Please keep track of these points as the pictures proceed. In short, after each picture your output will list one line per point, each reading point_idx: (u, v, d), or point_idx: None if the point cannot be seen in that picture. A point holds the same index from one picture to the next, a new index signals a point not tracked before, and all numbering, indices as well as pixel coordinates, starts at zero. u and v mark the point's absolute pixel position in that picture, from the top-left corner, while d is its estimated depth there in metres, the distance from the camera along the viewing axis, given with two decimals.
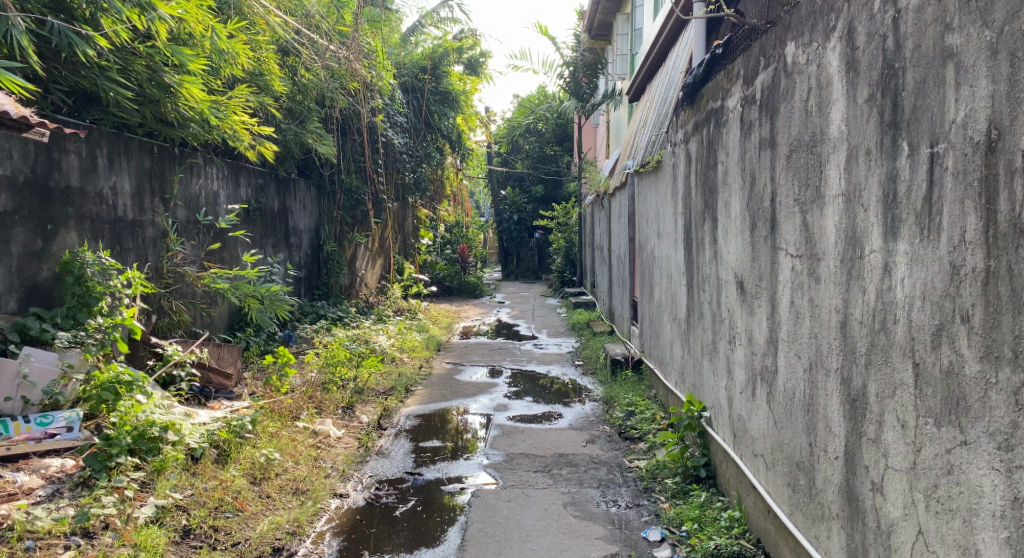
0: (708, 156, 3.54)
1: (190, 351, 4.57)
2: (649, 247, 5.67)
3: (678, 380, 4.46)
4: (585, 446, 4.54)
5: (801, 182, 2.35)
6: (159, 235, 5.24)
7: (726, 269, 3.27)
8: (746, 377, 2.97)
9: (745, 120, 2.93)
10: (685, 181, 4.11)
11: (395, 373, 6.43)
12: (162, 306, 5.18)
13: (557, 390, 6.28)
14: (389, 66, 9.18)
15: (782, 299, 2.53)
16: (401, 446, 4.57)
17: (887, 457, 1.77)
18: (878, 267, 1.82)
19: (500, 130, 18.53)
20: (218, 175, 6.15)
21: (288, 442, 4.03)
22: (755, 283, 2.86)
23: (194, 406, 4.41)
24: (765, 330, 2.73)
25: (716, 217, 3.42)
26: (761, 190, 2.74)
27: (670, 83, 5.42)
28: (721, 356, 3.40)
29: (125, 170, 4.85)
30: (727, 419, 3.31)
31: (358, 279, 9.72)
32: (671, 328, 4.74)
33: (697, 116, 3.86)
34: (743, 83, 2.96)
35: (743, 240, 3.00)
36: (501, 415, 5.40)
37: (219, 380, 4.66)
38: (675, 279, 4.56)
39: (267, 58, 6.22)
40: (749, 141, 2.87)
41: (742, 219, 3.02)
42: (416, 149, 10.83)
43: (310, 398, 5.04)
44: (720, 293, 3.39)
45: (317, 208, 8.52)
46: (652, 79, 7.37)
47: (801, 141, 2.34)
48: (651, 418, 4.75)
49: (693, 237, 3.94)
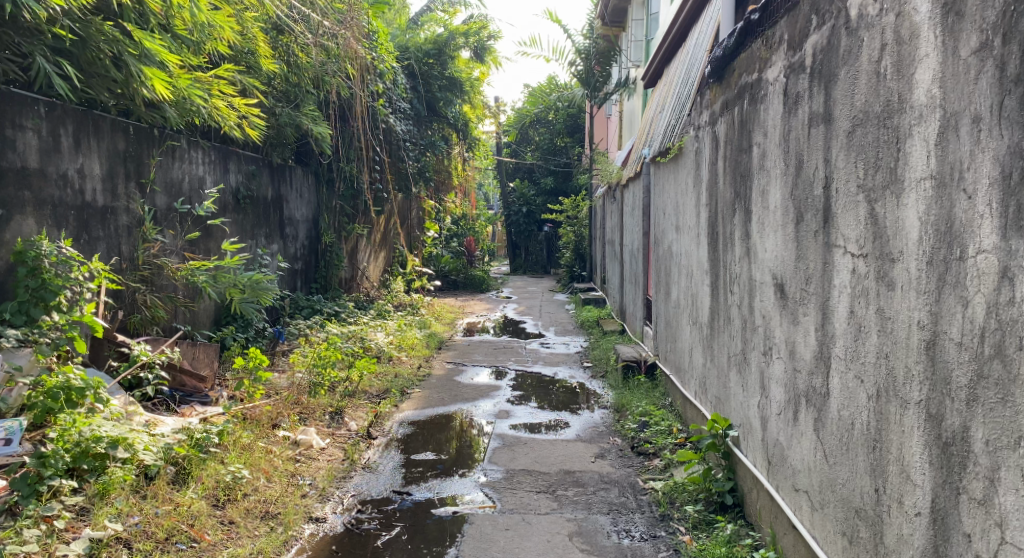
0: (741, 138, 3.09)
1: (160, 351, 4.15)
2: (666, 242, 5.22)
3: (699, 390, 4.02)
4: (593, 462, 4.10)
5: (867, 162, 1.90)
6: (134, 223, 4.81)
7: (762, 268, 2.82)
8: (787, 397, 2.53)
9: (790, 94, 2.48)
10: (711, 169, 3.66)
11: (392, 374, 6.00)
12: (136, 300, 4.77)
13: (565, 394, 5.84)
14: (391, 48, 8.75)
15: (838, 309, 2.08)
16: (391, 458, 4.14)
17: (1003, 527, 1.35)
18: (990, 272, 1.38)
19: (510, 120, 18.05)
20: (205, 159, 5.73)
21: (263, 456, 3.61)
22: (799, 287, 2.41)
23: (163, 411, 4.00)
24: (812, 345, 2.29)
25: (750, 209, 2.97)
26: (811, 175, 2.30)
27: (692, 64, 4.96)
28: (752, 370, 2.96)
29: (94, 151, 4.44)
30: (760, 443, 2.87)
31: (359, 272, 9.28)
32: (691, 332, 4.29)
33: (726, 93, 3.41)
34: (788, 49, 2.51)
35: (784, 235, 2.55)
36: (503, 422, 4.97)
37: (192, 383, 4.27)
38: (696, 279, 4.11)
39: (256, 33, 5.79)
40: (795, 118, 2.42)
41: (784, 211, 2.56)
42: (420, 137, 10.38)
43: (294, 403, 4.62)
44: (753, 296, 2.94)
45: (315, 197, 8.09)
46: (670, 62, 6.89)
47: (870, 112, 1.87)
48: (667, 431, 4.32)
49: (720, 232, 3.48)
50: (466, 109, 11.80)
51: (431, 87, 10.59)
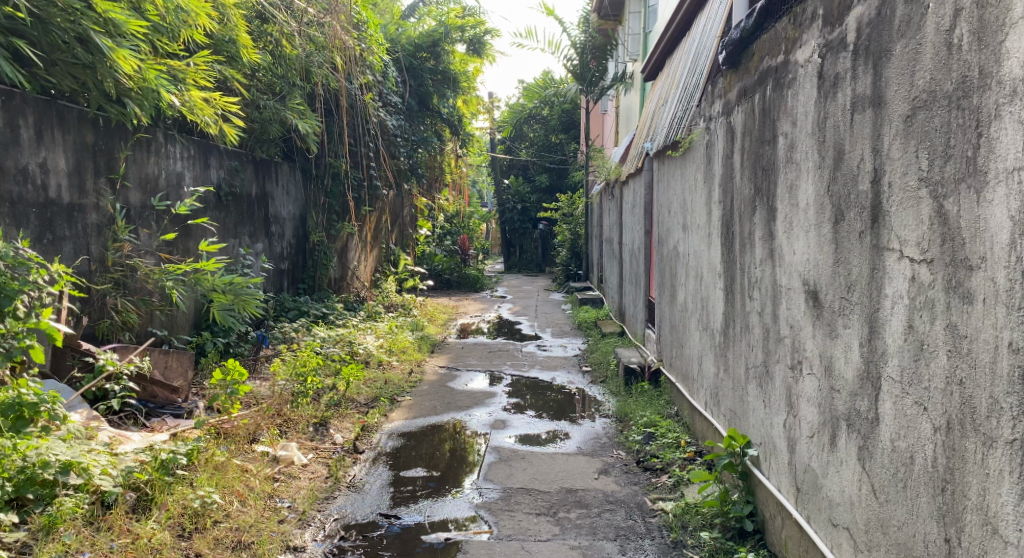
0: (763, 127, 2.81)
1: (128, 360, 3.83)
2: (671, 242, 4.93)
3: (711, 402, 3.74)
4: (597, 479, 3.81)
5: (932, 151, 1.62)
6: (104, 221, 4.50)
7: (790, 273, 2.53)
8: (821, 419, 2.24)
9: (826, 76, 2.19)
10: (726, 164, 3.37)
11: (381, 380, 5.69)
12: (106, 304, 4.46)
13: (564, 402, 5.54)
14: (380, 39, 8.44)
15: (891, 323, 1.80)
16: (379, 476, 3.85)
17: None
18: None
19: (505, 116, 17.69)
20: (184, 154, 5.41)
21: (238, 476, 3.31)
22: (838, 296, 2.13)
23: (130, 426, 3.69)
24: (856, 364, 2.00)
25: (774, 207, 2.69)
26: (854, 167, 2.01)
27: (699, 52, 4.68)
28: (777, 385, 2.67)
29: (59, 144, 4.13)
30: (786, 467, 2.58)
31: (349, 272, 8.96)
32: (701, 339, 4.01)
33: (743, 80, 3.13)
34: (823, 25, 2.23)
35: (819, 237, 2.26)
36: (499, 433, 4.66)
37: (164, 394, 3.95)
38: (707, 281, 3.82)
39: (238, 21, 5.49)
40: (834, 102, 2.14)
41: (817, 209, 2.28)
42: (411, 133, 10.06)
43: (275, 415, 4.31)
44: (779, 303, 2.65)
45: (303, 193, 7.76)
46: (671, 54, 6.58)
47: (937, 91, 1.60)
48: (674, 445, 4.03)
49: (737, 231, 3.19)
50: (460, 104, 11.50)
51: (423, 81, 10.28)
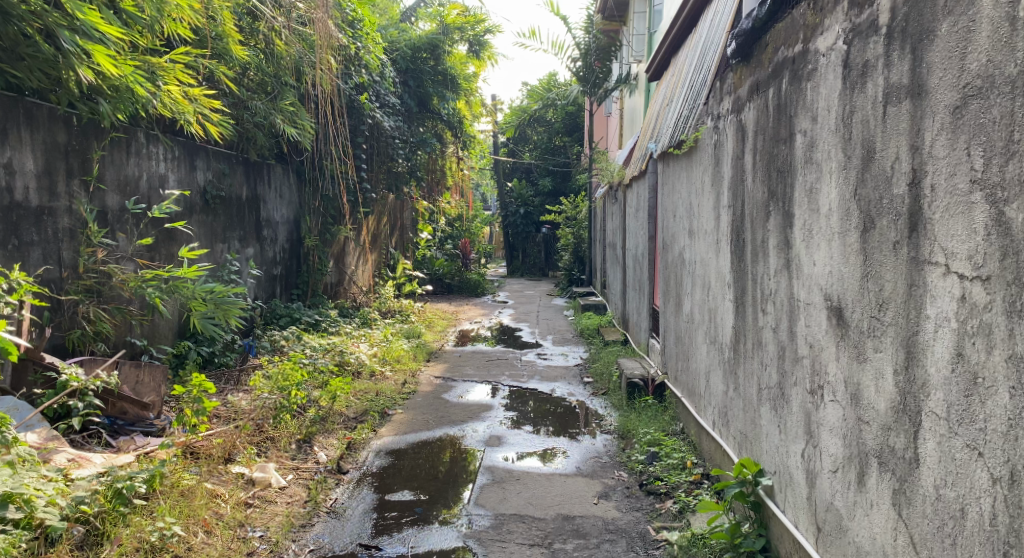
0: (779, 125, 2.55)
1: (95, 375, 3.58)
2: (676, 247, 4.66)
3: (720, 421, 3.47)
4: (596, 505, 3.55)
5: (990, 148, 1.38)
6: (77, 226, 4.25)
7: (811, 287, 2.26)
8: (847, 454, 1.98)
9: (853, 65, 1.93)
10: (737, 166, 3.11)
11: (372, 392, 5.43)
12: (77, 314, 4.20)
13: (565, 415, 5.27)
14: (377, 38, 8.19)
15: (934, 349, 1.54)
16: (362, 500, 3.60)
17: None
18: None
19: (508, 118, 17.46)
20: (167, 156, 5.16)
21: (205, 503, 3.07)
22: (867, 315, 1.86)
23: (96, 445, 3.45)
24: (889, 394, 1.73)
25: (791, 214, 2.42)
26: (886, 167, 1.75)
27: (706, 49, 4.42)
28: (794, 411, 2.41)
29: (26, 144, 3.89)
30: (805, 503, 2.31)
31: (346, 277, 8.71)
32: (708, 353, 3.75)
33: (756, 74, 2.88)
34: (850, 8, 1.97)
35: (843, 246, 2.01)
36: (494, 451, 4.39)
37: (135, 410, 3.69)
38: (715, 291, 3.57)
39: (225, 16, 5.25)
40: (862, 94, 1.88)
41: (842, 217, 2.02)
42: (410, 135, 9.83)
43: (255, 433, 4.05)
44: (797, 321, 2.39)
45: (296, 196, 7.51)
46: (678, 52, 6.28)
47: (997, 76, 1.37)
48: (680, 466, 3.77)
49: (749, 239, 2.93)
50: (461, 106, 11.23)
51: (422, 82, 10.04)
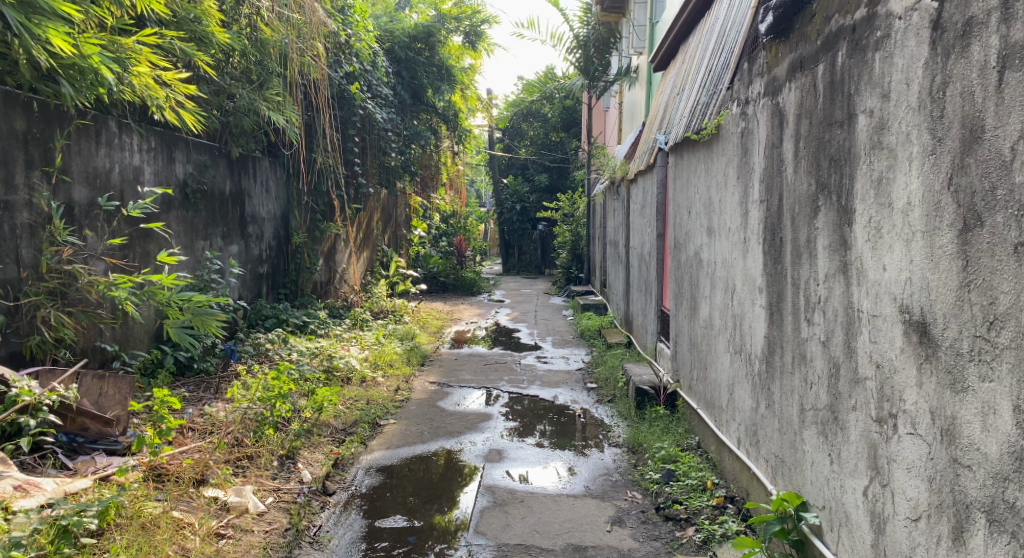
0: (834, 107, 2.19)
1: (53, 387, 3.21)
2: (692, 245, 4.29)
3: (748, 439, 3.11)
4: (609, 533, 3.18)
5: None
6: (40, 221, 3.85)
7: (880, 297, 1.90)
8: (937, 501, 1.63)
9: (949, 28, 1.58)
10: (772, 155, 2.75)
11: (362, 401, 5.05)
12: (38, 318, 3.81)
13: (571, 424, 4.91)
14: (369, 25, 7.85)
15: None
16: (350, 527, 3.24)
17: None
18: None
19: (503, 112, 17.07)
20: (142, 146, 4.77)
21: (169, 538, 2.71)
22: (968, 334, 1.54)
23: (50, 468, 3.07)
24: (1007, 434, 1.43)
25: (852, 209, 2.06)
26: (1004, 150, 1.43)
27: (727, 29, 4.04)
28: (853, 440, 2.06)
29: None
30: (869, 552, 1.97)
31: (336, 275, 8.31)
32: (732, 363, 3.38)
33: (799, 48, 2.52)
34: None
35: (930, 250, 1.66)
36: (495, 468, 4.01)
37: (97, 427, 3.29)
38: (742, 294, 3.20)
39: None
40: (966, 63, 1.53)
41: (929, 215, 1.66)
42: (404, 127, 9.45)
43: (230, 449, 3.66)
44: (858, 334, 2.04)
45: (284, 191, 7.11)
46: (688, 39, 5.91)
47: None
48: (699, 488, 3.41)
49: (789, 237, 2.57)
50: (457, 100, 10.92)
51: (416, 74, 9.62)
